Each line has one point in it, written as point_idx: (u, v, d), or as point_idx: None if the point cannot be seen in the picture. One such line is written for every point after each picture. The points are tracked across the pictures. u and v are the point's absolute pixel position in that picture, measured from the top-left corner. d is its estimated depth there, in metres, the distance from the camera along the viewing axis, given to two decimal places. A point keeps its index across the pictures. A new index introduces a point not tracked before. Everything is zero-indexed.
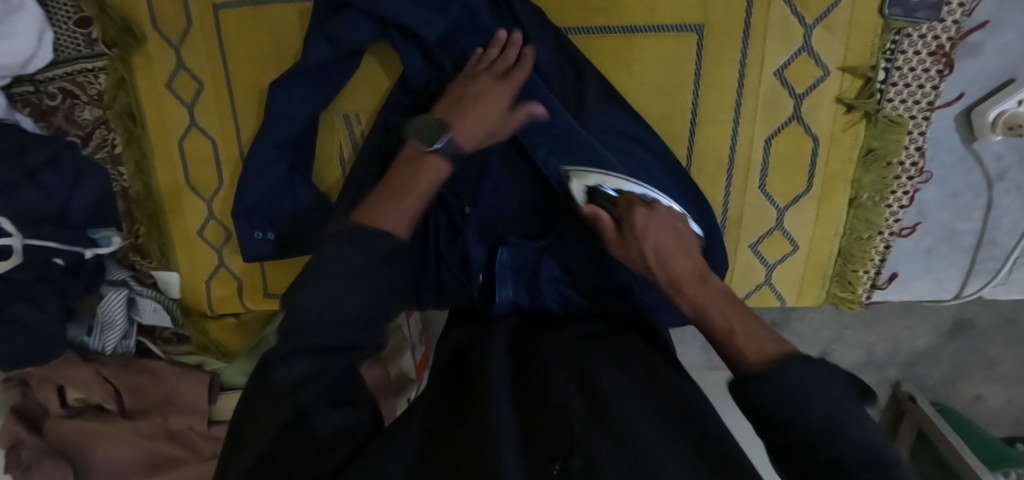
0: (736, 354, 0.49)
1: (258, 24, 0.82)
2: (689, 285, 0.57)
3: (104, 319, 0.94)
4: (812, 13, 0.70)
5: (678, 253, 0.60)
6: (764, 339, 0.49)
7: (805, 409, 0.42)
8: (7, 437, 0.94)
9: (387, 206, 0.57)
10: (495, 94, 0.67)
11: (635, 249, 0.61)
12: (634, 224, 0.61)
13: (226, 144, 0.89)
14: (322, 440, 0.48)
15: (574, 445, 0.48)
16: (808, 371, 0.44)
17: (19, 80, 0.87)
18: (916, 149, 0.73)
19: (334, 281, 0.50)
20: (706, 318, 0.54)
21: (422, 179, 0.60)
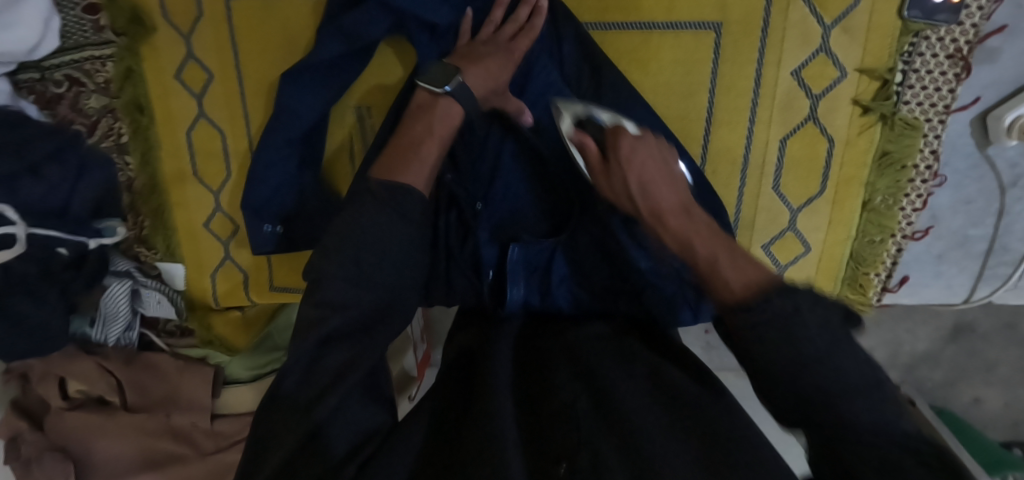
0: (721, 285, 0.51)
1: (270, 14, 0.81)
2: (674, 219, 0.58)
3: (107, 311, 0.93)
4: (831, 13, 0.70)
5: (663, 183, 0.61)
6: (749, 268, 0.51)
7: (803, 363, 0.44)
8: (8, 430, 0.94)
9: (410, 158, 0.62)
10: (500, 54, 0.69)
11: (620, 178, 0.62)
12: (619, 153, 0.62)
13: (235, 137, 0.87)
14: (336, 459, 0.51)
15: (579, 447, 0.51)
16: (798, 319, 0.45)
17: (25, 66, 0.85)
18: (930, 152, 0.74)
19: (366, 254, 0.55)
20: (690, 250, 0.56)
21: (438, 126, 0.66)
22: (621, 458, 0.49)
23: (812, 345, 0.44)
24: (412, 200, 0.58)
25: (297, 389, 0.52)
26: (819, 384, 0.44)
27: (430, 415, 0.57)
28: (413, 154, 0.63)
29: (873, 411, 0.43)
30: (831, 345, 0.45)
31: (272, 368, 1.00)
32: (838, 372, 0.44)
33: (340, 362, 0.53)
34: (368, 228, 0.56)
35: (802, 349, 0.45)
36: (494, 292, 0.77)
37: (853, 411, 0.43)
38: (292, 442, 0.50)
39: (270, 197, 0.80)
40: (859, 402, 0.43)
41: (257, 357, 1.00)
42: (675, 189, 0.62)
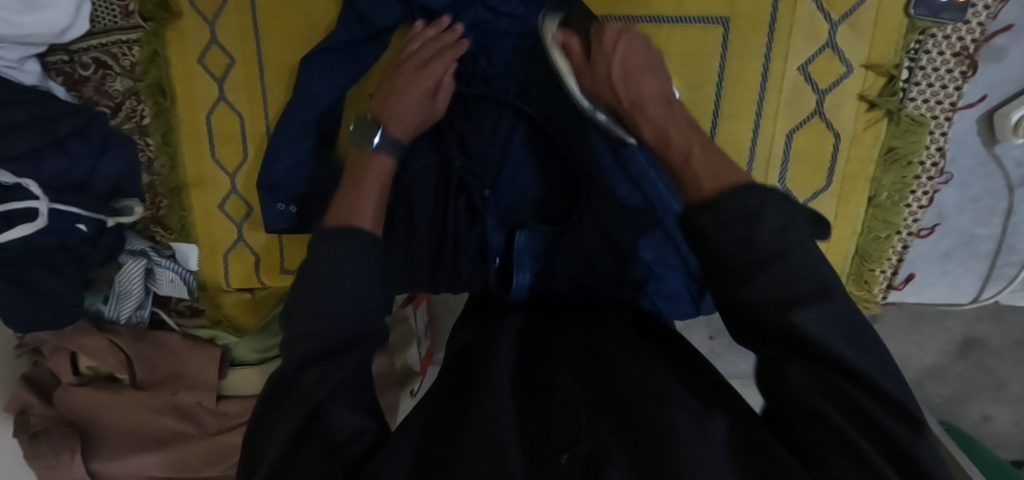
0: (690, 175, 0.54)
1: (291, 3, 0.83)
2: (652, 107, 0.63)
3: (121, 288, 0.95)
4: (838, 9, 0.71)
5: (644, 71, 0.66)
6: (717, 160, 0.54)
7: (769, 274, 0.45)
8: (15, 404, 0.95)
9: (357, 201, 0.62)
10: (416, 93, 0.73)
11: (603, 65, 0.67)
12: (603, 41, 0.67)
13: (253, 121, 0.90)
14: (338, 441, 0.51)
15: (578, 439, 0.49)
16: (757, 240, 0.46)
17: (54, 49, 0.89)
18: (937, 149, 0.74)
19: (328, 294, 0.54)
20: (665, 139, 0.60)
21: (373, 172, 0.66)
22: (627, 451, 0.47)
23: (772, 240, 0.45)
24: (357, 237, 0.57)
25: (294, 368, 0.53)
26: (785, 295, 0.45)
27: (427, 417, 0.56)
28: (356, 200, 0.62)
29: (837, 332, 0.44)
30: (793, 250, 0.46)
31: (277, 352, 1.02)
32: (808, 286, 0.45)
33: (328, 349, 0.53)
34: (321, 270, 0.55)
35: (762, 247, 0.46)
36: (500, 280, 0.79)
37: (823, 332, 0.43)
38: (295, 423, 0.50)
39: (285, 175, 0.83)
40: (827, 321, 0.44)
41: (263, 339, 1.01)
42: (655, 79, 0.66)
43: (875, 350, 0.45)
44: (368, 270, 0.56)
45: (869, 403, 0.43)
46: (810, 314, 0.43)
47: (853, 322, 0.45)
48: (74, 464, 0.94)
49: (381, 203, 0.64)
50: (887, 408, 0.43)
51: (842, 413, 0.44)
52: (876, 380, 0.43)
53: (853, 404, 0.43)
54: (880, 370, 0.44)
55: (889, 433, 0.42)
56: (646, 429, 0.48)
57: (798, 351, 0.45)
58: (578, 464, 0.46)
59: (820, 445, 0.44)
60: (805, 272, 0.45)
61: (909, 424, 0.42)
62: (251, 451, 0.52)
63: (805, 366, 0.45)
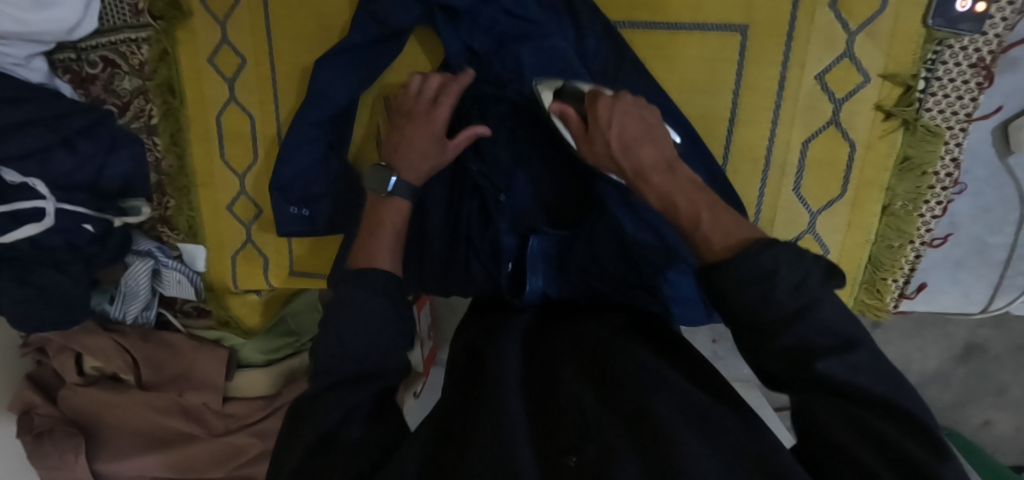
0: (702, 240, 0.51)
1: (305, 3, 0.83)
2: (656, 175, 0.58)
3: (128, 289, 0.95)
4: (856, 18, 0.71)
5: (644, 139, 0.60)
6: (730, 226, 0.51)
7: (792, 320, 0.44)
8: (19, 403, 0.95)
9: (373, 247, 0.63)
10: (422, 134, 0.72)
11: (600, 140, 0.62)
12: (597, 116, 0.62)
13: (264, 121, 0.89)
14: (351, 452, 0.51)
15: (585, 440, 0.49)
16: (768, 252, 0.45)
17: (62, 47, 0.88)
18: (951, 160, 0.75)
19: (348, 335, 0.55)
20: (672, 204, 0.56)
21: (391, 216, 0.67)
22: (633, 451, 0.47)
23: (789, 278, 0.44)
24: (376, 277, 0.58)
25: (309, 393, 0.54)
26: (794, 333, 0.44)
27: (440, 417, 0.56)
28: (372, 242, 0.64)
29: (852, 366, 0.43)
30: (803, 298, 0.44)
31: (284, 353, 1.02)
32: (821, 323, 0.44)
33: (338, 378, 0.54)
34: (342, 310, 0.56)
35: (778, 303, 0.44)
36: (513, 283, 0.77)
37: (836, 369, 0.42)
38: (309, 441, 0.51)
39: (297, 177, 0.83)
40: (843, 356, 0.43)
41: (270, 341, 1.01)
42: (657, 144, 0.61)
43: (897, 382, 0.43)
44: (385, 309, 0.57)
45: (890, 434, 0.42)
46: (832, 363, 0.42)
47: (870, 353, 0.44)
48: (78, 465, 0.94)
49: (398, 246, 0.65)
50: (910, 438, 0.41)
51: (861, 443, 0.42)
52: (894, 403, 0.42)
53: (873, 431, 0.42)
54: (901, 398, 0.42)
55: (911, 463, 0.40)
56: (650, 428, 0.48)
57: (812, 385, 0.44)
58: (586, 468, 0.47)
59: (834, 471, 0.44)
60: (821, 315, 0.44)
61: (933, 456, 0.40)
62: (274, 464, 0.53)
63: (820, 397, 0.44)
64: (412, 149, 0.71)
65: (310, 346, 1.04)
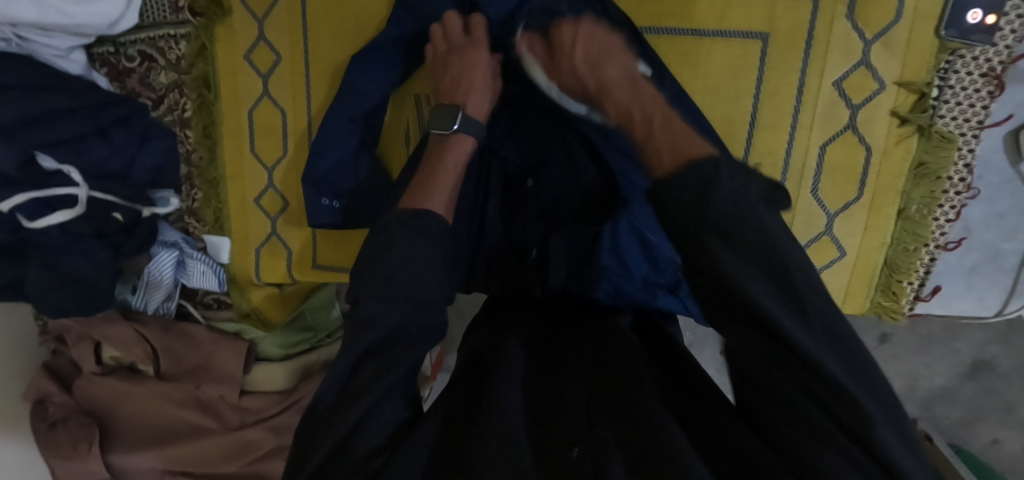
0: (653, 154, 0.53)
1: (344, 7, 0.86)
2: (619, 90, 0.63)
3: (150, 278, 0.97)
4: (872, 29, 0.75)
5: (609, 55, 0.66)
6: (681, 138, 0.53)
7: (756, 256, 0.44)
8: (34, 392, 0.96)
9: (431, 187, 0.64)
10: (480, 69, 0.74)
11: (568, 61, 0.68)
12: (563, 39, 0.68)
13: (296, 117, 0.92)
14: (359, 460, 0.50)
15: (587, 435, 0.51)
16: (708, 168, 0.47)
17: (102, 41, 0.91)
18: (964, 166, 0.77)
19: (402, 310, 0.55)
20: (629, 116, 0.60)
21: (451, 156, 0.68)
22: (630, 453, 0.49)
23: (732, 203, 0.45)
24: (432, 222, 0.59)
25: (328, 402, 0.54)
26: (755, 289, 0.43)
27: (449, 406, 0.57)
28: (431, 185, 0.64)
29: (814, 333, 0.42)
30: (760, 245, 0.44)
31: (301, 348, 1.03)
32: (784, 284, 0.43)
33: (352, 375, 0.54)
34: (391, 293, 0.55)
35: (726, 223, 0.45)
36: (536, 269, 0.80)
37: (798, 330, 0.42)
38: (324, 450, 0.50)
39: (329, 170, 0.87)
40: (806, 319, 0.43)
41: (289, 336, 1.02)
42: (622, 59, 0.66)
43: (862, 366, 0.43)
44: (428, 255, 0.57)
45: (833, 402, 0.42)
46: (786, 311, 0.42)
47: (833, 328, 0.43)
48: (91, 456, 0.93)
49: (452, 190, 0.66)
50: (855, 414, 0.41)
51: (810, 401, 0.43)
52: (854, 393, 0.41)
53: (826, 402, 0.42)
54: (857, 382, 0.42)
55: (850, 428, 0.41)
56: (648, 432, 0.50)
57: (770, 340, 0.43)
58: (588, 462, 0.49)
59: (787, 431, 0.44)
60: (792, 279, 0.43)
61: (865, 424, 0.40)
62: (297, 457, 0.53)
63: (780, 358, 0.43)
64: (476, 92, 0.73)
65: (327, 342, 1.04)
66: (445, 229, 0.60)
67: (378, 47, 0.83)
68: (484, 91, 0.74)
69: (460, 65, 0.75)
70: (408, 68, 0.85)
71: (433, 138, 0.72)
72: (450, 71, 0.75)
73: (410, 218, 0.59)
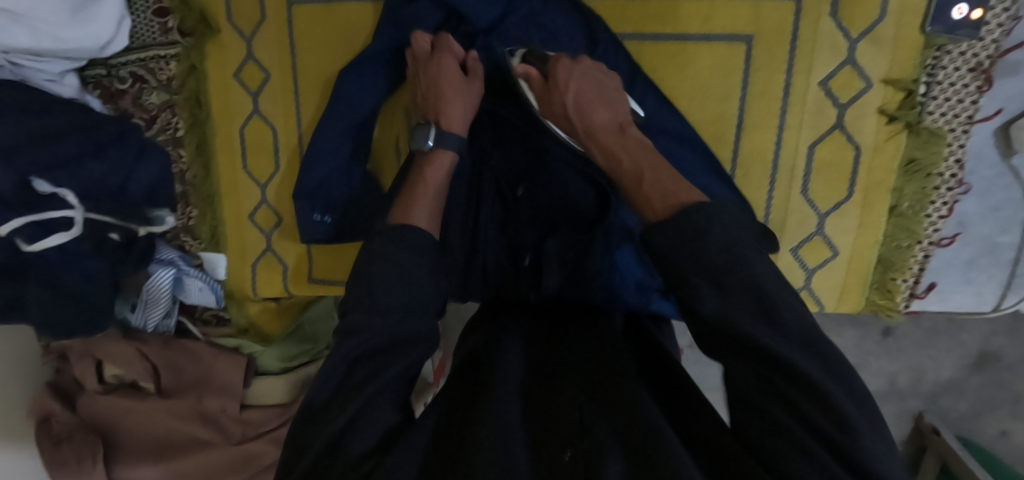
0: (643, 200, 0.57)
1: (330, 20, 0.86)
2: (605, 135, 0.65)
3: (149, 296, 0.96)
4: (857, 27, 0.75)
5: (598, 104, 0.67)
6: (668, 183, 0.57)
7: (736, 282, 0.48)
8: (39, 410, 0.97)
9: (410, 200, 0.65)
10: (450, 81, 0.74)
11: (557, 99, 0.68)
12: (557, 78, 0.68)
13: (286, 132, 0.92)
14: (351, 461, 0.51)
15: (582, 434, 0.52)
16: (698, 213, 0.51)
17: (94, 64, 0.92)
18: (955, 161, 0.77)
19: (390, 320, 0.55)
20: (617, 162, 0.63)
21: (432, 169, 0.70)
22: (620, 453, 0.49)
23: (716, 254, 0.49)
24: (412, 232, 0.59)
25: (323, 398, 0.54)
26: (734, 314, 0.47)
27: (446, 410, 0.57)
28: (412, 200, 0.65)
29: (797, 348, 0.46)
30: (739, 272, 0.48)
31: (300, 361, 1.04)
32: (765, 307, 0.46)
33: (351, 368, 0.55)
34: (379, 303, 0.56)
35: (706, 259, 0.49)
36: (531, 277, 0.80)
37: (780, 348, 0.46)
38: (318, 448, 0.51)
39: (321, 184, 0.87)
40: (785, 334, 0.46)
41: (289, 348, 1.03)
42: (611, 108, 0.67)
43: (843, 375, 0.46)
44: (417, 268, 0.58)
45: (813, 412, 0.45)
46: (771, 333, 0.46)
47: (813, 343, 0.47)
48: (96, 471, 0.94)
49: (434, 201, 0.66)
50: (833, 419, 0.44)
51: (788, 410, 0.46)
52: (833, 399, 0.44)
53: (805, 410, 0.45)
54: (839, 389, 0.45)
55: (830, 436, 0.44)
56: (642, 432, 0.50)
57: (760, 360, 0.47)
58: (579, 463, 0.49)
59: (766, 442, 0.47)
60: (778, 306, 0.47)
61: (838, 427, 0.44)
62: (291, 451, 0.53)
63: (764, 375, 0.47)
64: (452, 100, 0.73)
65: (325, 354, 1.06)
66: (431, 240, 0.60)
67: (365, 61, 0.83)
68: (461, 105, 0.73)
69: (427, 80, 0.75)
70: (397, 80, 0.85)
71: (416, 154, 0.73)
72: (426, 91, 0.75)
73: (398, 230, 0.59)
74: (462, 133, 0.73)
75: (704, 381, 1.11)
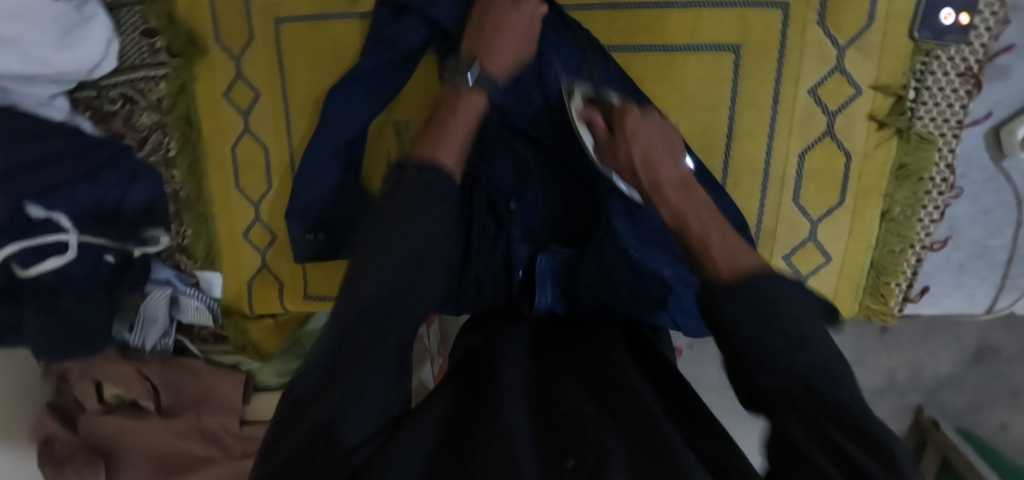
0: (709, 264, 0.53)
1: (318, 39, 0.87)
2: (671, 192, 0.62)
3: (146, 315, 0.98)
4: (845, 35, 0.75)
5: (665, 158, 0.65)
6: (742, 253, 0.53)
7: (777, 304, 0.47)
8: (41, 431, 0.96)
9: (436, 138, 0.64)
10: (510, 27, 0.72)
11: (623, 150, 0.66)
12: (625, 127, 0.67)
13: (278, 150, 0.93)
14: (341, 448, 0.47)
15: (589, 443, 0.49)
16: (768, 287, 0.48)
17: (83, 86, 0.93)
18: (946, 166, 0.77)
19: (401, 256, 0.54)
20: (683, 223, 0.59)
21: (463, 110, 0.68)
22: (631, 460, 0.47)
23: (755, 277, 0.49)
24: (438, 175, 0.59)
25: (311, 386, 0.50)
26: (766, 332, 0.46)
27: (448, 417, 0.55)
28: (437, 137, 0.64)
29: (826, 375, 0.44)
30: (782, 300, 0.47)
31: None
32: (798, 332, 0.45)
33: (342, 345, 0.51)
34: (397, 248, 0.55)
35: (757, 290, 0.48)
36: (523, 292, 0.82)
37: (812, 369, 0.44)
38: (303, 430, 0.47)
39: (313, 203, 0.87)
40: (816, 358, 0.44)
41: (287, 363, 1.03)
42: (676, 162, 0.65)
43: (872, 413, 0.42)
44: (440, 215, 0.57)
45: (841, 436, 0.41)
46: (802, 356, 0.44)
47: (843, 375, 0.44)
48: None
49: (462, 146, 0.65)
50: (863, 449, 0.40)
51: (808, 431, 0.42)
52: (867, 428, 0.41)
53: (833, 435, 0.41)
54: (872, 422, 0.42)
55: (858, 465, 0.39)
56: (653, 441, 0.49)
57: (782, 378, 0.45)
58: (582, 467, 0.47)
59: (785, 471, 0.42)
60: (810, 336, 0.45)
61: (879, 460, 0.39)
62: (277, 427, 0.49)
63: (791, 395, 0.44)
64: (505, 43, 0.72)
65: None
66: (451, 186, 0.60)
67: (355, 79, 0.83)
68: (507, 48, 0.72)
69: (494, 17, 0.72)
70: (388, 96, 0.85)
71: (446, 91, 0.71)
72: (482, 22, 0.73)
73: (422, 172, 0.59)
74: (499, 80, 0.72)
75: (702, 380, 1.10)
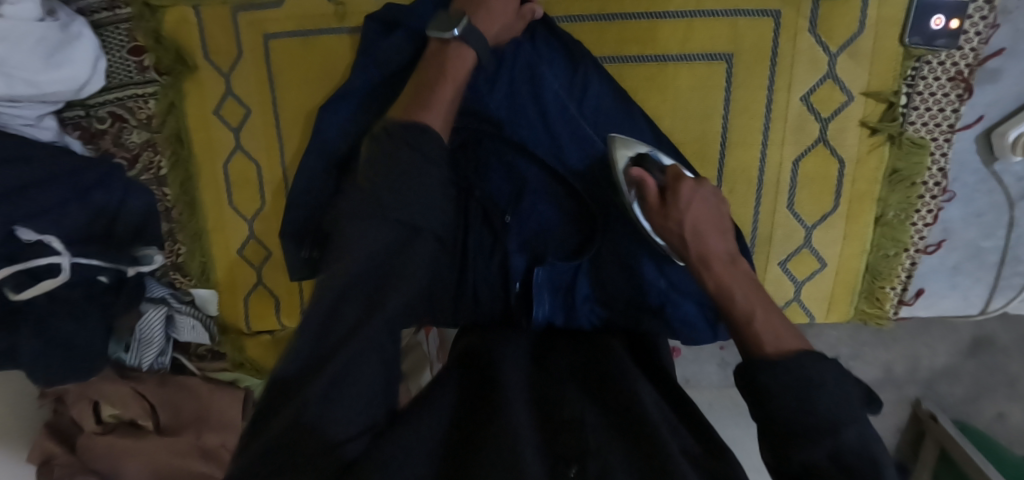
0: (753, 337, 0.55)
1: (310, 55, 0.87)
2: (718, 265, 0.64)
3: (142, 336, 0.95)
4: (836, 42, 0.75)
5: (714, 232, 0.67)
6: (783, 329, 0.55)
7: (807, 367, 0.49)
8: (38, 453, 0.94)
9: (426, 102, 0.63)
10: None
11: (674, 220, 0.68)
12: (678, 198, 0.69)
13: (270, 168, 0.93)
14: (330, 442, 0.45)
15: (589, 455, 0.49)
16: (806, 357, 0.50)
17: (71, 105, 0.91)
18: (938, 170, 0.78)
19: (390, 222, 0.53)
20: (729, 297, 0.61)
21: (454, 65, 0.67)
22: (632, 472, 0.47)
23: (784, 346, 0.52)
24: (431, 138, 0.58)
25: (298, 373, 0.48)
26: (796, 389, 0.48)
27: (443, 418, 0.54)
28: (427, 100, 0.63)
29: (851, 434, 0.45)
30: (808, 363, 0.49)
31: None
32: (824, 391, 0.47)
33: (330, 321, 0.50)
34: (389, 212, 0.54)
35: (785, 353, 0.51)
36: (521, 303, 0.78)
37: (839, 425, 0.45)
38: (285, 420, 0.44)
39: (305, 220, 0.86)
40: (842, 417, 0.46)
41: None
42: (724, 238, 0.68)
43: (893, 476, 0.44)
44: (434, 180, 0.55)
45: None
46: (830, 413, 0.46)
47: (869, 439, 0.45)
48: None
49: (449, 111, 0.65)
50: None
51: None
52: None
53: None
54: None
55: None
56: (654, 454, 0.48)
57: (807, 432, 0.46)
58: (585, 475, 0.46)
59: None
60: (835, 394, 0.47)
61: None
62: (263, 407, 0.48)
63: (815, 450, 0.45)
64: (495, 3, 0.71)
65: None
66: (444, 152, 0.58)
67: (347, 95, 0.82)
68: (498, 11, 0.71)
69: None
70: None
71: (433, 47, 0.69)
72: None
73: (410, 137, 0.57)
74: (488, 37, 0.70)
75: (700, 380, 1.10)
